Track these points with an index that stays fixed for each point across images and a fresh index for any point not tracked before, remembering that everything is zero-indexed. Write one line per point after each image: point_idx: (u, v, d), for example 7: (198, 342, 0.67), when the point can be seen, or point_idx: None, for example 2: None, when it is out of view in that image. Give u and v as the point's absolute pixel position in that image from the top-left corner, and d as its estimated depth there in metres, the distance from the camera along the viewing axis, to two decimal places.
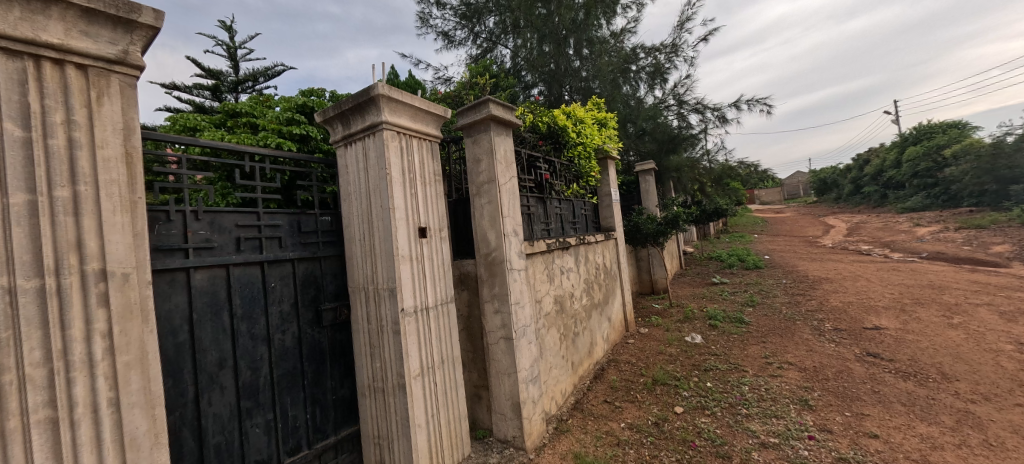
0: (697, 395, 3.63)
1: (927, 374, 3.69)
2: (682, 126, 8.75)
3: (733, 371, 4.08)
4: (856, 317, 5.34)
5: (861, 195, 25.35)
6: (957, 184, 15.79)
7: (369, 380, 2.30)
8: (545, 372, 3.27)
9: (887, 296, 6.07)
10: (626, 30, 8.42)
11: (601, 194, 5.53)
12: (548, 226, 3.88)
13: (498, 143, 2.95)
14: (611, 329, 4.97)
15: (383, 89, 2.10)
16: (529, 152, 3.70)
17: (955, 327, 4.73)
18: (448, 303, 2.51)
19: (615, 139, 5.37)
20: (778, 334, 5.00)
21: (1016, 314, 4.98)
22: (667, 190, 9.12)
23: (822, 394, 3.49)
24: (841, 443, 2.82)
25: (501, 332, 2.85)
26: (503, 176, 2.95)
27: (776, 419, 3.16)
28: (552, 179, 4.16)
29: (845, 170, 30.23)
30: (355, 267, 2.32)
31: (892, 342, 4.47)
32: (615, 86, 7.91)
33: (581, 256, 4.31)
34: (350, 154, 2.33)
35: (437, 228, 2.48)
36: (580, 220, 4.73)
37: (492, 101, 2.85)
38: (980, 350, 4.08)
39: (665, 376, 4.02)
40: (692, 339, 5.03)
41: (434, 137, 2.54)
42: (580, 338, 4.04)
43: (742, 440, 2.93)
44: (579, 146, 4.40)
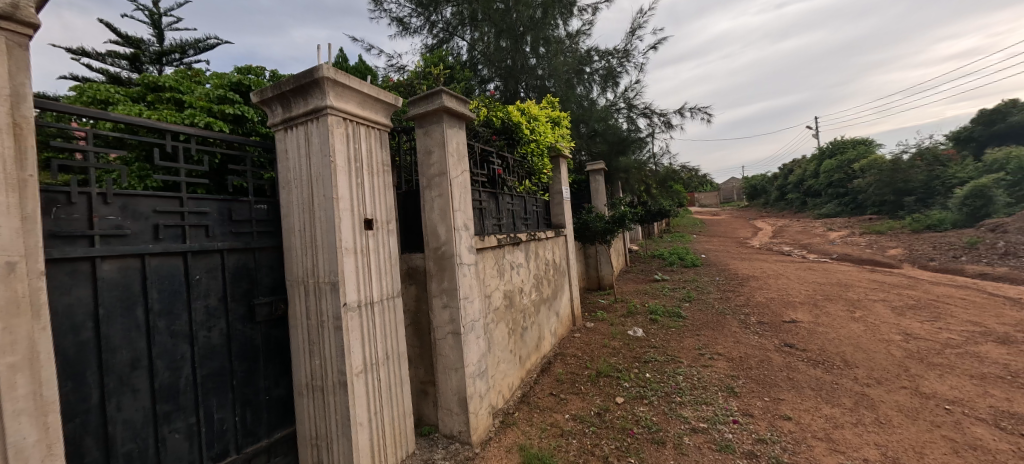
0: (637, 386, 3.81)
1: (833, 362, 4.12)
2: (631, 129, 9.08)
3: (669, 362, 4.32)
4: (777, 311, 5.85)
5: (785, 201, 27.77)
6: (863, 194, 17.74)
7: (307, 378, 2.19)
8: (493, 366, 3.28)
9: (803, 293, 6.71)
10: (581, 31, 8.57)
11: (552, 191, 5.62)
12: (499, 221, 3.87)
13: (450, 136, 2.89)
14: (558, 324, 5.08)
15: (329, 73, 1.99)
16: (482, 147, 3.67)
17: (857, 320, 5.32)
18: (395, 298, 2.43)
19: (567, 138, 5.47)
20: (711, 328, 5.36)
21: (904, 309, 5.70)
22: (615, 190, 9.46)
23: (746, 381, 3.79)
24: (760, 425, 3.07)
25: (449, 327, 2.82)
26: (454, 170, 2.90)
27: (705, 405, 3.39)
28: (505, 174, 4.16)
29: (772, 178, 32.95)
30: (294, 259, 2.19)
31: (806, 333, 4.94)
32: (569, 86, 8.06)
33: (531, 251, 4.35)
34: (291, 138, 2.18)
35: (385, 220, 2.39)
36: (531, 216, 4.78)
37: (445, 93, 2.79)
38: (875, 340, 4.62)
39: (608, 369, 4.18)
40: (634, 333, 5.26)
41: (384, 125, 2.45)
42: (528, 333, 4.08)
43: (675, 426, 3.12)
44: (532, 143, 4.44)
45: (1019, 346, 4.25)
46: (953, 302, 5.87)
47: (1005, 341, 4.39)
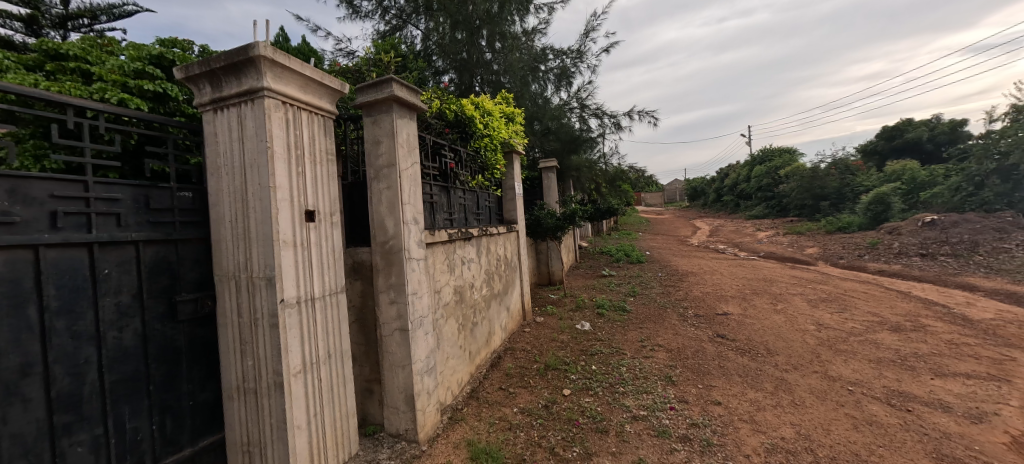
0: (583, 378, 3.92)
1: (759, 351, 4.48)
2: (583, 128, 9.27)
3: (614, 354, 4.49)
4: (712, 305, 6.27)
5: (721, 203, 29.77)
6: (787, 198, 19.41)
7: (238, 381, 2.03)
8: (442, 362, 3.24)
9: (735, 287, 7.23)
10: (537, 29, 8.60)
11: (505, 187, 5.61)
12: (451, 215, 3.81)
13: (400, 126, 2.80)
14: (508, 319, 5.10)
15: (267, 52, 1.84)
16: (433, 139, 3.58)
17: (780, 312, 5.83)
18: (339, 294, 2.33)
19: (520, 134, 5.49)
20: (653, 321, 5.63)
21: (818, 302, 6.32)
22: (567, 187, 9.66)
23: (682, 370, 4.03)
24: (694, 411, 3.28)
25: (396, 323, 2.74)
26: (404, 162, 2.82)
27: (646, 394, 3.56)
28: (457, 168, 4.10)
29: (711, 181, 35.18)
30: (224, 253, 2.02)
31: (736, 325, 5.34)
32: (524, 83, 8.07)
33: (482, 246, 4.33)
34: (221, 121, 2.01)
35: (328, 212, 2.27)
36: (484, 211, 4.76)
37: (396, 82, 2.69)
38: (794, 330, 5.08)
39: (556, 362, 4.27)
40: (582, 327, 5.41)
41: (329, 112, 2.32)
42: (478, 328, 4.07)
43: (618, 415, 3.24)
44: (486, 137, 4.41)
45: (908, 333, 4.85)
46: (858, 295, 6.59)
47: (898, 329, 4.99)
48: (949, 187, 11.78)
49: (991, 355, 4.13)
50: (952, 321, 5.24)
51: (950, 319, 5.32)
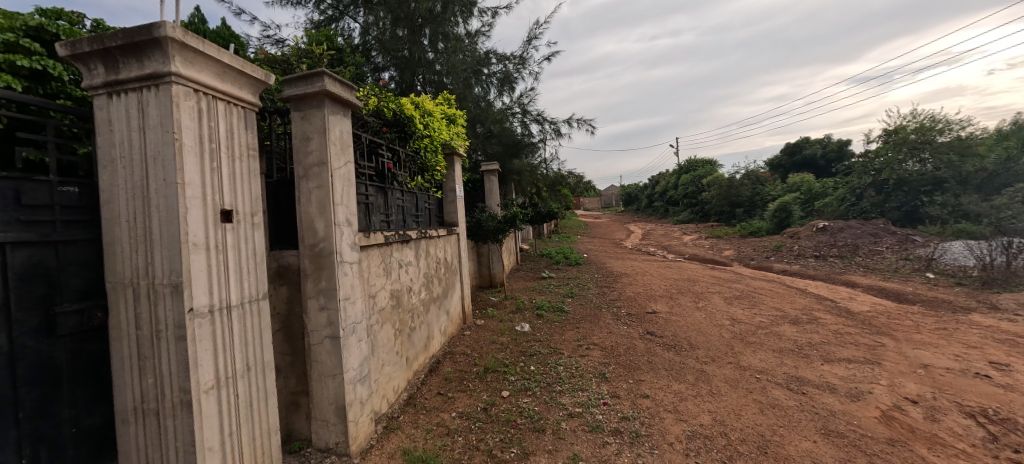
0: (522, 379, 3.97)
1: (683, 346, 4.82)
2: (525, 133, 9.42)
3: (552, 354, 4.60)
4: (642, 304, 6.65)
5: (652, 208, 31.76)
6: (709, 204, 21.16)
7: (136, 401, 1.81)
8: (377, 370, 3.11)
9: (663, 287, 7.73)
10: (480, 33, 8.60)
11: (446, 189, 5.53)
12: (387, 217, 3.68)
13: (333, 123, 2.65)
14: (448, 323, 5.03)
15: (175, 34, 1.65)
16: (369, 138, 3.44)
17: (701, 309, 6.32)
18: (261, 302, 2.15)
19: (462, 136, 5.44)
20: (588, 320, 5.85)
21: (733, 299, 6.95)
22: (508, 190, 9.75)
23: (615, 367, 4.22)
24: (624, 404, 3.45)
25: (326, 331, 2.59)
26: (337, 160, 2.68)
27: (581, 391, 3.69)
28: (395, 169, 3.97)
29: (643, 188, 37.39)
30: (120, 257, 1.79)
31: (663, 322, 5.71)
32: (467, 85, 8.02)
33: (421, 249, 4.23)
34: (118, 107, 1.77)
35: (249, 213, 2.09)
36: (423, 213, 4.66)
37: (328, 76, 2.54)
38: (713, 325, 5.53)
39: (495, 364, 4.28)
40: (521, 328, 5.48)
41: (250, 104, 2.14)
42: (416, 333, 3.96)
43: (554, 413, 3.32)
44: (425, 138, 4.32)
45: (805, 325, 5.48)
46: (766, 292, 7.33)
47: (797, 322, 5.62)
48: (837, 198, 13.53)
49: (868, 342, 4.79)
50: (839, 314, 6.01)
51: (837, 312, 6.10)
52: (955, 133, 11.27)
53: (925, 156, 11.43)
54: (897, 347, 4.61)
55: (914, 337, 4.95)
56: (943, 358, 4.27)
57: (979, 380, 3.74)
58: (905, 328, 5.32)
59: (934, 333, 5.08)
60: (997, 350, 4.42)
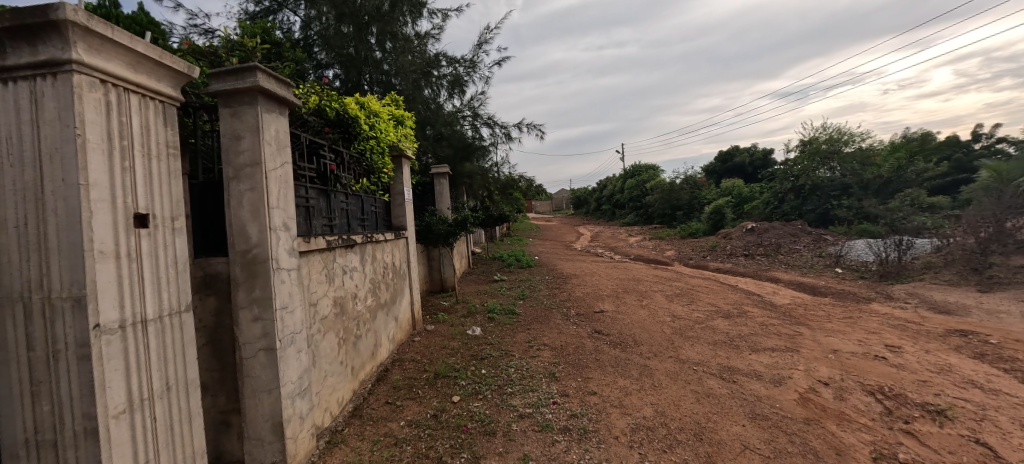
0: (473, 383, 3.95)
1: (628, 342, 5.03)
2: (475, 136, 9.38)
3: (503, 357, 4.61)
4: (591, 304, 6.85)
5: (601, 212, 32.90)
6: (652, 207, 22.28)
7: (29, 433, 1.59)
8: (318, 382, 2.96)
9: (610, 287, 8.03)
10: (430, 34, 8.47)
11: (394, 192, 5.38)
12: (330, 222, 3.52)
13: (267, 121, 2.49)
14: (397, 330, 4.89)
15: (79, 18, 1.48)
16: (310, 138, 3.27)
17: (645, 307, 6.64)
18: (183, 315, 1.97)
19: (410, 138, 5.32)
20: (539, 322, 5.93)
21: (674, 296, 7.36)
22: (459, 194, 9.69)
23: (564, 366, 4.32)
24: (573, 402, 3.53)
25: (261, 343, 2.42)
26: (272, 161, 2.52)
27: (531, 392, 3.73)
28: (339, 171, 3.81)
29: (591, 192, 38.64)
30: (8, 268, 1.57)
31: (611, 320, 5.92)
32: (416, 86, 7.86)
33: (367, 254, 4.08)
34: (4, 97, 1.55)
35: (168, 217, 1.91)
36: (369, 217, 4.50)
37: (262, 72, 2.38)
38: (656, 322, 5.83)
39: (446, 369, 4.23)
40: (473, 332, 5.45)
41: (169, 98, 1.96)
42: (361, 341, 3.80)
43: (505, 415, 3.33)
44: (372, 139, 4.16)
45: (736, 319, 5.91)
46: (703, 289, 7.84)
47: (729, 316, 6.06)
48: (763, 202, 14.77)
49: (788, 332, 5.27)
50: (765, 307, 6.54)
51: (764, 305, 6.64)
52: (857, 145, 12.83)
53: (834, 165, 12.91)
54: (812, 336, 5.11)
55: (827, 326, 5.51)
56: (849, 344, 4.78)
57: (877, 362, 4.22)
58: (820, 318, 5.91)
59: (842, 321, 5.68)
60: (891, 335, 5.02)
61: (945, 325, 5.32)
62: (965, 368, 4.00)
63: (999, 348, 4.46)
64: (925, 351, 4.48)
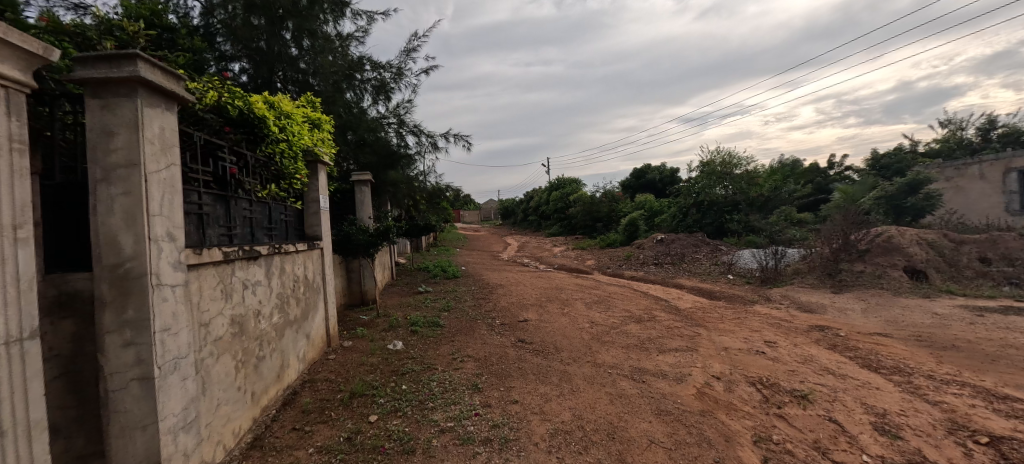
0: (392, 400, 3.78)
1: (550, 350, 5.18)
2: (400, 144, 9.12)
3: (425, 371, 4.49)
4: (515, 313, 6.96)
5: (527, 223, 33.80)
6: (574, 219, 23.39)
7: None
8: (209, 412, 2.63)
9: (534, 296, 8.23)
10: (353, 37, 8.12)
11: (308, 199, 5.01)
12: (229, 232, 3.18)
13: (150, 118, 2.20)
14: (308, 348, 4.53)
15: None
16: (206, 138, 2.94)
17: (566, 315, 6.91)
18: (25, 344, 1.64)
19: (328, 143, 5.02)
20: (463, 333, 5.87)
21: (592, 303, 7.76)
22: (382, 203, 9.33)
23: (487, 376, 4.32)
24: (495, 412, 3.54)
25: (134, 371, 2.09)
26: (154, 162, 2.22)
27: (453, 405, 3.67)
28: (241, 175, 3.46)
29: (518, 203, 39.53)
30: None
31: (534, 329, 6.06)
32: (336, 89, 7.48)
33: (273, 267, 3.75)
34: None
35: (10, 225, 1.59)
36: (277, 226, 4.15)
37: (143, 61, 2.10)
38: (576, 328, 6.10)
39: (363, 388, 4.00)
40: (393, 346, 5.23)
41: (18, 84, 1.65)
42: (265, 363, 3.46)
43: (425, 431, 3.23)
44: (282, 143, 3.86)
45: (647, 323, 6.40)
46: (618, 296, 8.37)
47: (641, 321, 6.53)
48: (670, 216, 16.25)
49: (690, 333, 5.82)
50: (671, 311, 7.16)
51: (670, 310, 7.27)
52: (745, 168, 14.72)
53: (727, 184, 14.64)
54: (709, 335, 5.71)
55: (720, 326, 6.19)
56: (738, 341, 5.42)
57: (759, 356, 4.84)
58: (715, 319, 6.61)
59: (733, 321, 6.42)
60: (769, 332, 5.79)
61: (809, 322, 6.27)
62: (822, 357, 4.74)
63: (847, 339, 5.36)
64: (794, 345, 5.22)
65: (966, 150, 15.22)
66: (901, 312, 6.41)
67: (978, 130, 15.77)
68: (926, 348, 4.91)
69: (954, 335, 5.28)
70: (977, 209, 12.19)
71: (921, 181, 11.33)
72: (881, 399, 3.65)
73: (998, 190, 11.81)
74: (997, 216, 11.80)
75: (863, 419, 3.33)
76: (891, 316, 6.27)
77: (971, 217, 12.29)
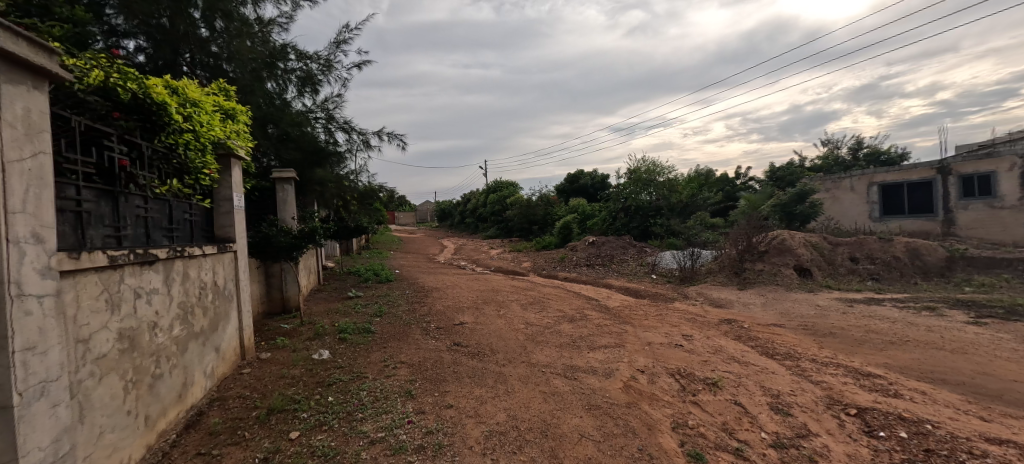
0: (316, 413, 3.54)
1: (485, 352, 5.18)
2: (328, 141, 8.63)
3: (354, 380, 4.26)
4: (450, 316, 6.87)
5: (464, 225, 33.60)
6: (510, 221, 23.68)
7: None
8: (88, 442, 2.27)
9: (470, 299, 8.19)
10: (276, 22, 7.54)
11: (219, 198, 4.55)
12: (116, 233, 2.78)
13: (9, 96, 1.85)
14: (217, 363, 4.10)
15: None
16: (89, 125, 2.56)
17: (502, 316, 6.95)
18: None
19: (244, 136, 4.60)
20: (396, 339, 5.68)
21: (527, 304, 7.90)
22: (309, 202, 8.75)
23: (421, 382, 4.21)
24: (429, 419, 3.45)
25: None
26: (15, 149, 1.88)
27: (385, 414, 3.52)
28: (134, 169, 3.05)
29: (455, 205, 39.18)
30: None
31: (470, 332, 6.02)
32: (255, 77, 6.89)
33: (174, 273, 3.35)
34: None
35: None
36: (179, 227, 3.70)
37: (1, 28, 1.77)
38: (512, 329, 6.16)
39: (282, 402, 3.70)
40: (319, 356, 4.91)
41: None
42: (163, 383, 3.06)
43: (354, 444, 3.07)
44: (187, 133, 3.47)
45: (579, 322, 6.64)
46: (552, 297, 8.60)
47: (573, 320, 6.77)
48: (601, 219, 17.05)
49: (617, 330, 6.14)
50: (601, 310, 7.51)
51: (600, 309, 7.62)
52: (666, 175, 15.89)
53: (652, 190, 15.69)
54: (634, 332, 6.07)
55: (644, 323, 6.62)
56: (659, 336, 5.83)
57: (677, 349, 5.24)
58: (640, 316, 7.04)
59: (656, 318, 6.89)
60: (686, 326, 6.29)
61: (720, 316, 6.91)
62: (729, 347, 5.25)
63: (749, 331, 5.99)
64: (707, 337, 5.72)
65: (842, 166, 17.73)
66: (793, 305, 7.30)
67: (850, 148, 18.44)
68: (810, 336, 5.63)
69: (832, 323, 6.13)
70: (849, 217, 14.19)
71: (807, 192, 12.96)
72: (776, 382, 4.12)
73: (864, 201, 13.89)
74: (863, 222, 13.90)
75: (762, 400, 3.74)
76: (784, 308, 7.12)
77: (845, 223, 14.31)
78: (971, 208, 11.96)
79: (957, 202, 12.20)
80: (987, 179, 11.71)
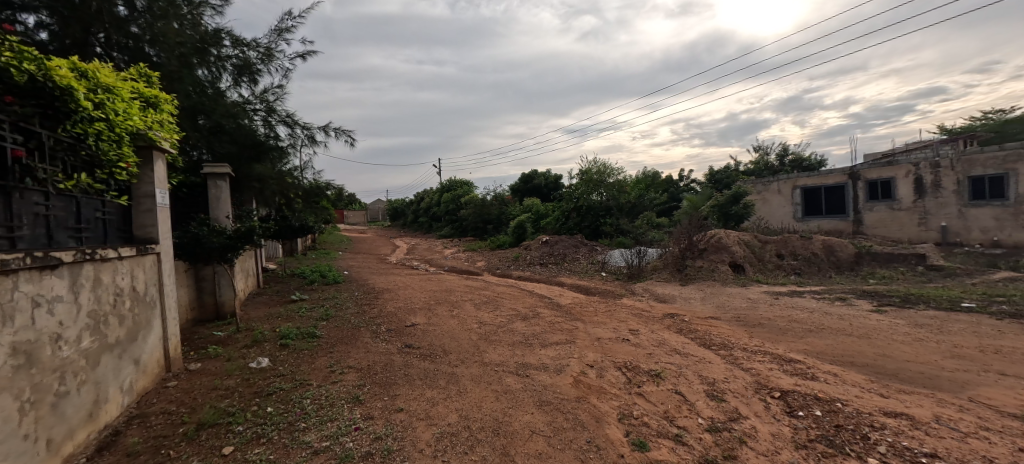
0: (254, 426, 3.32)
1: (437, 353, 5.10)
2: (268, 134, 8.14)
3: (297, 388, 4.04)
4: (401, 318, 6.70)
5: (418, 224, 32.91)
6: (465, 220, 23.51)
7: None
8: None
9: (422, 300, 8.03)
10: (208, 5, 6.98)
11: (139, 194, 4.14)
12: (10, 234, 2.45)
13: None
14: (136, 376, 3.72)
15: None
16: None
17: (455, 316, 6.88)
18: None
19: (171, 126, 4.20)
20: (344, 343, 5.45)
21: (481, 304, 7.88)
22: (247, 200, 8.19)
23: (370, 387, 4.07)
24: (377, 424, 3.35)
25: None
26: None
27: (330, 422, 3.37)
28: (31, 160, 2.70)
29: (407, 204, 38.26)
30: None
31: (422, 333, 5.91)
32: (184, 63, 6.33)
33: (83, 278, 3.01)
34: None
35: None
36: (90, 226, 3.33)
37: None
38: (465, 329, 6.12)
39: (215, 416, 3.44)
40: (257, 364, 4.60)
41: None
42: (68, 402, 2.73)
43: (295, 455, 2.91)
44: (99, 122, 3.12)
45: (532, 320, 6.72)
46: (506, 296, 8.64)
47: (526, 318, 6.84)
48: (554, 218, 17.37)
49: (569, 327, 6.27)
50: (554, 308, 7.65)
51: (553, 306, 7.76)
52: (616, 177, 16.48)
53: (602, 191, 16.21)
54: (585, 328, 6.24)
55: (594, 319, 6.82)
56: (608, 331, 6.03)
57: (625, 343, 5.45)
58: (591, 313, 7.25)
59: (605, 314, 7.12)
60: (633, 322, 6.56)
61: (664, 311, 7.27)
62: (672, 340, 5.55)
63: (689, 324, 6.36)
64: (653, 331, 6.00)
65: (770, 170, 19.29)
66: (728, 298, 7.83)
67: (778, 154, 20.08)
68: (743, 327, 6.08)
69: (761, 314, 6.65)
70: (776, 217, 15.54)
71: (741, 194, 14.01)
72: (712, 371, 4.40)
73: (789, 202, 15.25)
74: (788, 222, 15.25)
75: (699, 388, 3.98)
76: (721, 302, 7.63)
77: (773, 222, 15.66)
78: (876, 209, 13.41)
79: (864, 204, 13.63)
80: (888, 184, 13.20)
